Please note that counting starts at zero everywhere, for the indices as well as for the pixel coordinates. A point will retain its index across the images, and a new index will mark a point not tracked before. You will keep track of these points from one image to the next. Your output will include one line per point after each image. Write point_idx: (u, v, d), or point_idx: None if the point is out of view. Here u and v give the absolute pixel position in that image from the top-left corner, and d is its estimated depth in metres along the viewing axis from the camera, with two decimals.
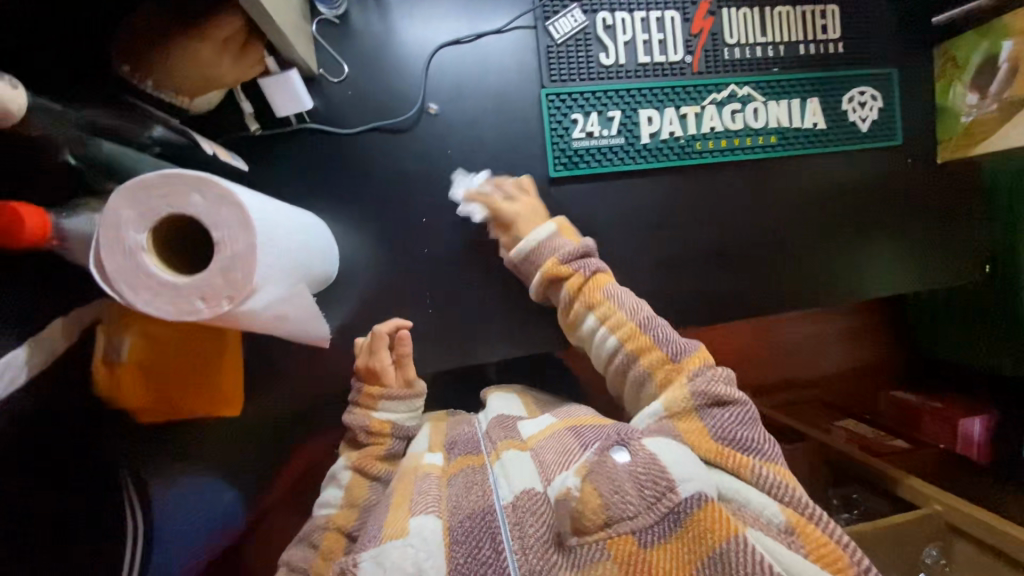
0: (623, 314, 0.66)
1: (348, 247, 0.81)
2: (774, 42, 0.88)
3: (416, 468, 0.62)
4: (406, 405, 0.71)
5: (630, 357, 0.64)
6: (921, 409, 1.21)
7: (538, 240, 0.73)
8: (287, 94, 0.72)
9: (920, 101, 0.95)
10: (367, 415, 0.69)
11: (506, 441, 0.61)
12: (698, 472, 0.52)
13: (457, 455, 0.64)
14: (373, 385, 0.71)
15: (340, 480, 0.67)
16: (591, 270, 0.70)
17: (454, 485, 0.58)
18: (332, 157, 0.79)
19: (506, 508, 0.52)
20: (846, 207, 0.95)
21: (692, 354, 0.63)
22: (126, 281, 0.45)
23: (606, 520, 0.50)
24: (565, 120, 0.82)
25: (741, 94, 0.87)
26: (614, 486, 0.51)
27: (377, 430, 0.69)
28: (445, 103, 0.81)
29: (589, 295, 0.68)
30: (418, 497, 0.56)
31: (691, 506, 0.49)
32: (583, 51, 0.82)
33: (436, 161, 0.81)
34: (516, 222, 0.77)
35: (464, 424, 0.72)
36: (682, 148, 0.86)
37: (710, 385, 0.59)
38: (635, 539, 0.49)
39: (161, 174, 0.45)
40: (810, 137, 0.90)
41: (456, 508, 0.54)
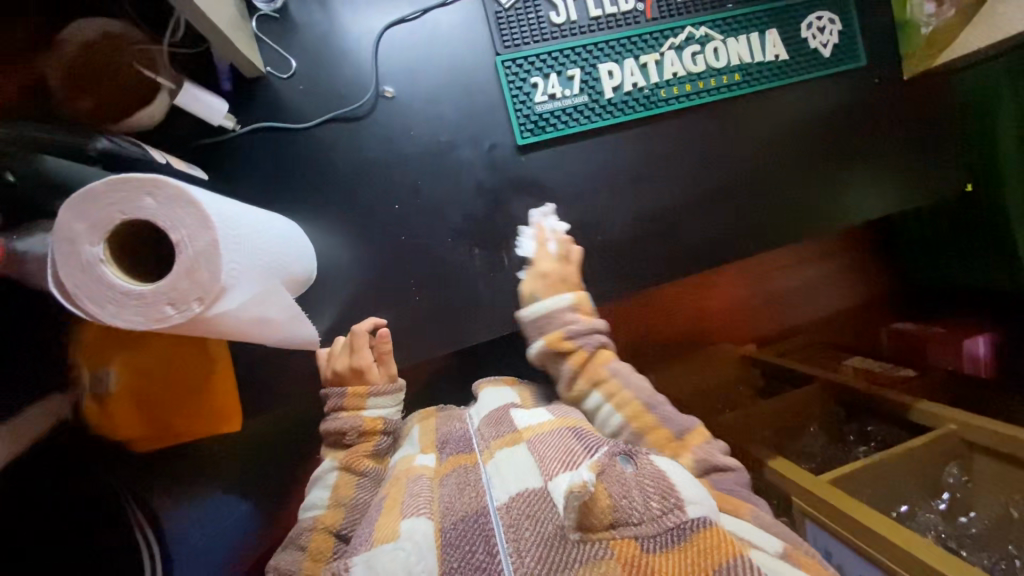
0: (628, 392, 0.68)
1: (323, 246, 0.79)
2: None
3: (407, 471, 0.62)
4: (393, 399, 0.71)
5: (637, 433, 0.65)
6: (925, 337, 1.19)
7: (549, 307, 0.72)
8: (202, 99, 0.68)
9: (880, 19, 0.93)
10: (356, 415, 0.68)
11: (502, 439, 0.60)
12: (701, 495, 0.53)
13: (449, 455, 0.63)
14: (359, 385, 0.69)
15: (326, 479, 0.65)
16: (595, 345, 0.71)
17: (445, 485, 0.58)
18: (292, 156, 0.77)
19: (500, 509, 0.51)
20: (819, 137, 0.94)
21: (695, 432, 0.66)
22: (89, 296, 0.44)
23: (612, 522, 0.48)
24: (524, 85, 0.81)
25: (699, 35, 0.85)
26: (624, 492, 0.50)
27: (368, 430, 0.67)
28: (401, 85, 0.79)
29: (596, 373, 0.69)
30: (409, 500, 0.55)
31: (697, 526, 0.49)
32: (532, 12, 0.81)
33: (399, 146, 0.80)
34: (545, 271, 0.76)
35: (455, 420, 0.71)
36: (647, 98, 0.85)
37: (708, 459, 0.63)
38: (637, 544, 0.48)
39: (108, 181, 0.43)
40: (774, 70, 0.89)
41: (449, 510, 0.53)
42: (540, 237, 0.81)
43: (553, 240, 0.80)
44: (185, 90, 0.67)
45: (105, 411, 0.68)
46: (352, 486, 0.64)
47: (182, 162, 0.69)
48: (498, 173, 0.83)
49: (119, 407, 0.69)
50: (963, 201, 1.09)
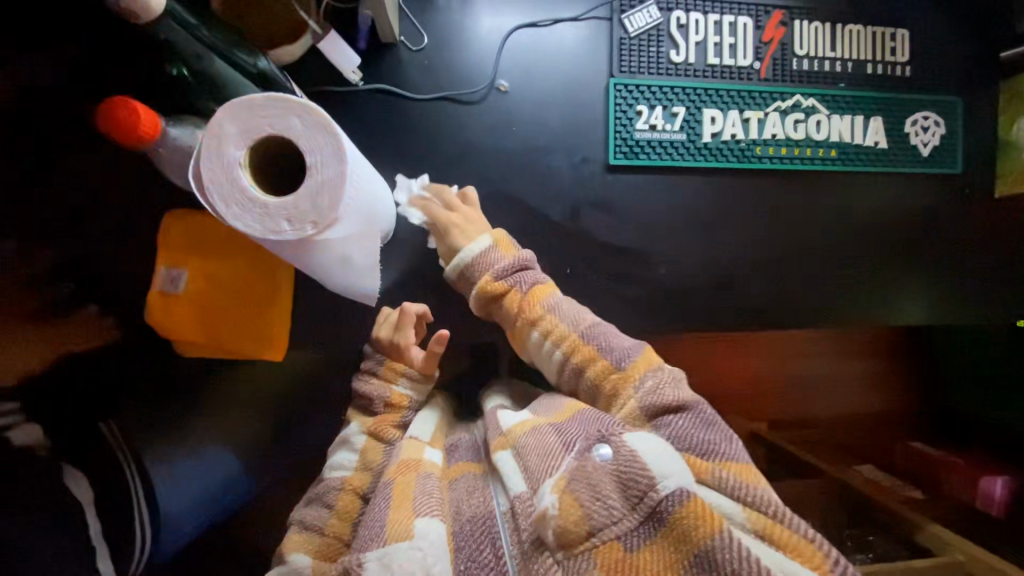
0: (563, 326, 0.64)
1: (404, 211, 0.83)
2: (843, 58, 0.88)
3: (417, 464, 0.62)
4: (425, 384, 0.72)
5: (579, 369, 0.63)
6: (940, 464, 1.14)
7: (472, 254, 0.69)
8: (339, 51, 0.74)
9: (982, 133, 0.94)
10: (387, 386, 0.70)
11: (493, 442, 0.61)
12: (675, 467, 0.49)
13: (456, 461, 0.66)
14: (397, 361, 0.72)
15: (354, 443, 0.68)
16: (528, 284, 0.68)
17: (454, 489, 0.61)
18: (399, 120, 0.81)
19: (505, 514, 0.55)
20: (895, 231, 0.94)
21: (639, 358, 0.61)
22: (220, 194, 0.47)
23: (590, 531, 0.48)
24: (629, 110, 0.84)
25: (806, 105, 0.87)
26: (596, 494, 0.49)
27: (393, 403, 0.70)
28: (515, 81, 0.83)
29: (529, 311, 0.65)
30: (420, 498, 0.57)
31: (673, 504, 0.47)
32: (655, 46, 0.84)
33: (497, 137, 0.83)
34: (452, 226, 0.74)
35: (463, 430, 0.74)
36: (742, 151, 0.87)
37: (656, 392, 0.57)
38: (621, 544, 0.48)
39: (268, 95, 0.47)
40: (870, 156, 0.90)
41: (458, 513, 0.57)
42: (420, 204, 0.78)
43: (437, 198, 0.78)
44: (329, 37, 0.73)
45: (165, 311, 0.72)
46: (379, 452, 0.67)
47: None
48: (581, 185, 0.85)
49: (180, 310, 0.72)
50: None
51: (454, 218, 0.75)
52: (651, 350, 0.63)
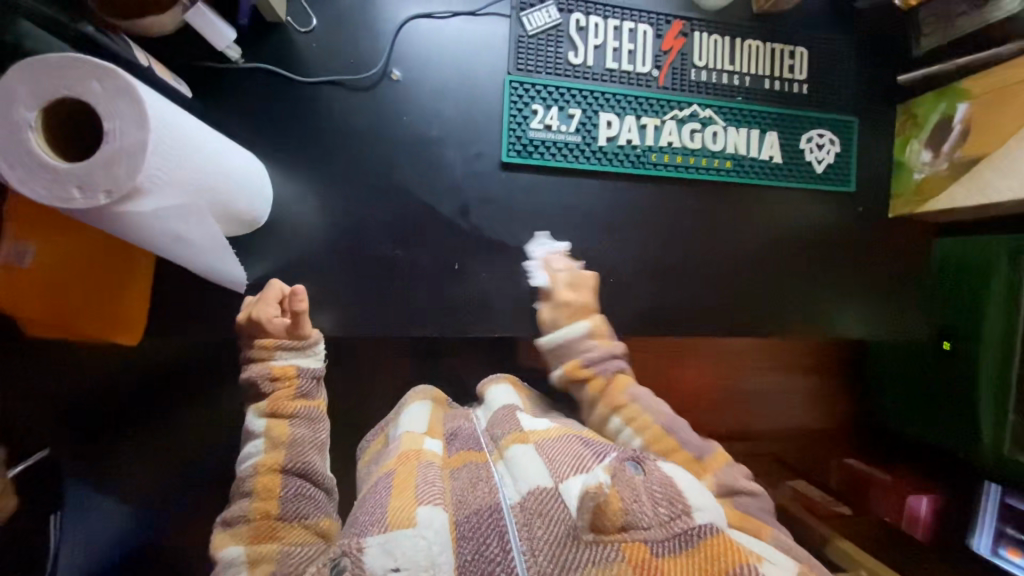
0: (649, 418, 0.69)
1: (285, 197, 0.80)
2: (741, 72, 0.90)
3: (417, 455, 0.66)
4: (305, 353, 0.72)
5: (657, 459, 0.66)
6: (872, 480, 1.16)
7: (568, 337, 0.76)
8: (210, 27, 0.69)
9: (877, 154, 0.96)
10: (265, 364, 0.69)
11: (509, 436, 0.65)
12: (708, 504, 0.56)
13: (456, 449, 0.70)
14: (269, 336, 0.71)
15: (256, 431, 0.67)
16: (613, 371, 0.73)
17: (455, 479, 0.63)
18: (285, 103, 0.79)
19: (512, 507, 0.55)
20: (793, 244, 0.95)
21: (713, 454, 0.67)
22: (5, 155, 0.44)
23: (623, 525, 0.52)
24: (525, 109, 0.83)
25: (703, 115, 0.88)
26: (634, 495, 0.54)
27: (278, 376, 0.69)
28: (409, 72, 0.81)
29: (617, 399, 0.71)
30: (423, 486, 0.59)
31: (705, 532, 0.52)
32: (553, 47, 0.84)
33: (389, 127, 0.81)
34: (559, 305, 0.79)
35: (461, 419, 0.79)
36: (638, 157, 0.87)
37: (734, 480, 0.64)
38: (648, 547, 0.51)
39: (63, 56, 0.44)
40: (766, 170, 0.92)
41: (462, 503, 0.57)
42: (549, 269, 0.82)
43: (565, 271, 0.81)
44: (198, 10, 0.68)
45: (9, 286, 0.67)
46: (286, 426, 0.67)
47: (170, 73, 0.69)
48: (475, 180, 0.84)
49: (23, 286, 0.68)
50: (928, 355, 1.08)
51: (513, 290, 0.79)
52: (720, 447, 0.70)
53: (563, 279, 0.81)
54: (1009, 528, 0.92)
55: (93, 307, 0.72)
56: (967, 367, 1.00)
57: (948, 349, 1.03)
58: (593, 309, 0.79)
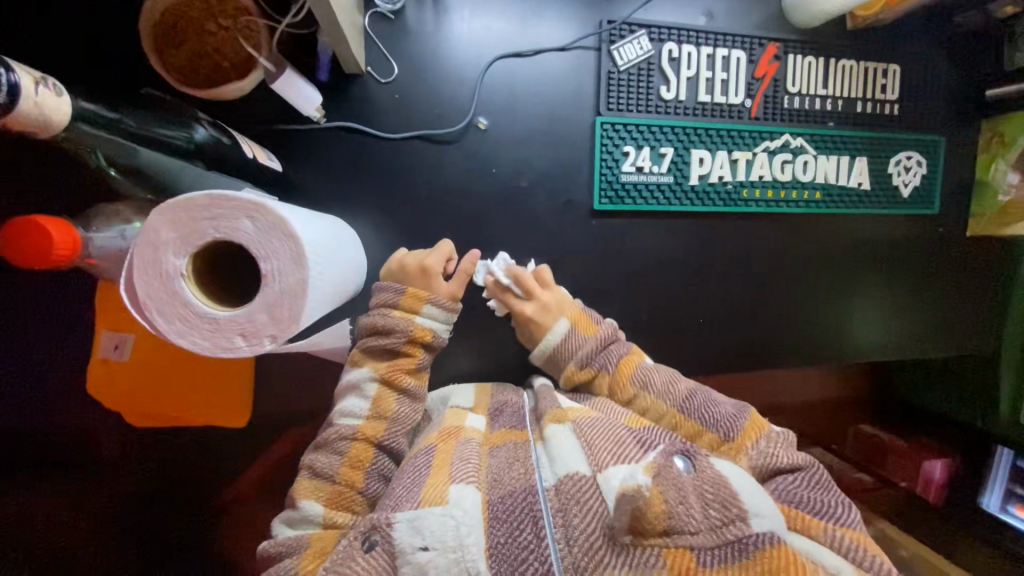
0: (661, 404, 0.59)
1: (377, 262, 0.77)
2: (834, 96, 0.85)
3: (457, 432, 0.59)
4: (451, 316, 0.64)
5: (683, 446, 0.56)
6: (889, 446, 1.04)
7: (551, 341, 0.66)
8: (297, 93, 0.64)
9: (960, 173, 0.94)
10: (409, 319, 0.61)
11: (547, 414, 0.58)
12: (772, 510, 0.46)
13: (500, 426, 0.62)
14: (421, 288, 0.62)
15: (362, 387, 0.60)
16: (615, 359, 0.64)
17: (495, 457, 0.55)
18: (368, 161, 0.73)
19: (548, 491, 0.48)
20: (873, 268, 0.95)
21: (746, 422, 0.55)
22: (159, 308, 0.41)
23: (666, 529, 0.44)
24: (616, 151, 0.79)
25: (794, 145, 0.85)
26: (680, 497, 0.45)
27: (416, 338, 0.61)
28: (494, 117, 0.76)
29: (620, 393, 0.61)
30: (458, 464, 0.52)
31: (762, 542, 0.44)
32: (644, 81, 0.78)
33: (476, 177, 0.77)
34: (530, 319, 0.70)
35: (510, 393, 0.71)
36: (729, 194, 0.84)
37: (770, 455, 0.53)
38: (693, 556, 0.44)
39: (210, 195, 0.40)
40: (853, 197, 0.89)
41: (496, 483, 0.50)
42: (496, 289, 0.75)
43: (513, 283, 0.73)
44: (284, 76, 0.62)
45: (111, 381, 0.67)
46: (392, 401, 0.60)
47: (262, 149, 0.66)
48: (565, 229, 0.81)
49: (123, 381, 0.67)
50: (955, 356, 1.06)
51: (529, 307, 0.71)
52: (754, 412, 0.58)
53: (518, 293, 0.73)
54: (1019, 488, 0.90)
55: (184, 398, 0.69)
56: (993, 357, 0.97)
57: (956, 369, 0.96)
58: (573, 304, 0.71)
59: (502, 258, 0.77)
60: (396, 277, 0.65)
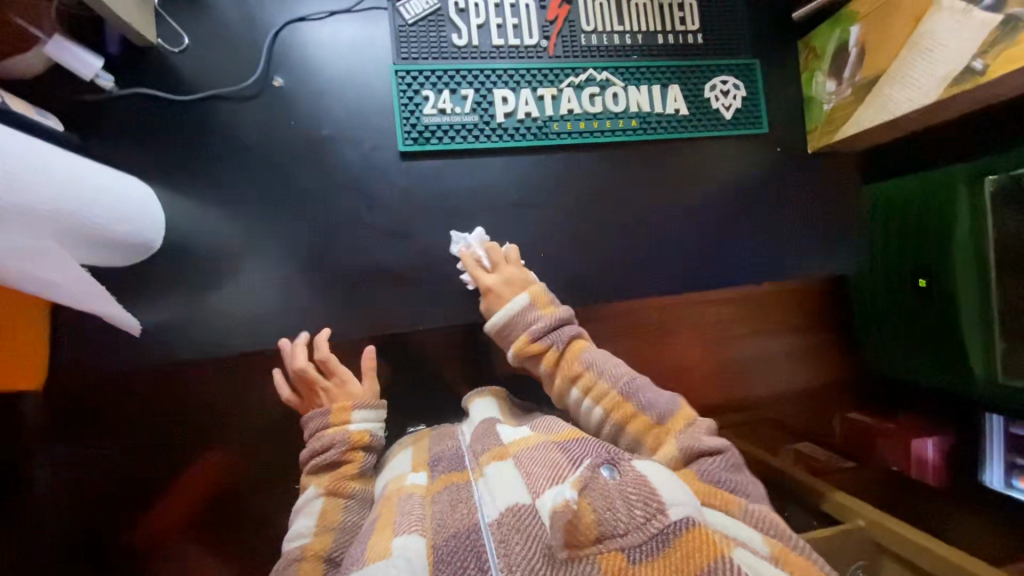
0: (604, 383, 0.63)
1: (185, 221, 0.79)
2: (632, 31, 0.90)
3: (400, 489, 0.58)
4: (379, 412, 0.72)
5: (619, 427, 0.61)
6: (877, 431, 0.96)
7: (508, 315, 0.70)
8: (74, 58, 0.69)
9: (787, 92, 0.95)
10: (343, 429, 0.68)
11: (489, 452, 0.57)
12: (685, 495, 0.47)
13: (440, 473, 0.59)
14: (345, 399, 0.71)
15: (313, 507, 0.62)
16: (566, 338, 0.67)
17: (438, 502, 0.54)
18: (170, 125, 0.78)
19: (490, 526, 0.47)
20: (717, 192, 0.94)
21: (678, 411, 0.61)
22: None
23: (597, 536, 0.44)
24: (415, 96, 0.82)
25: (600, 78, 0.88)
26: (608, 503, 0.45)
27: (355, 443, 0.67)
28: (292, 76, 0.81)
29: (568, 367, 0.65)
30: (401, 517, 0.51)
31: (681, 529, 0.44)
32: (435, 31, 0.83)
33: (281, 133, 0.81)
34: (493, 291, 0.74)
35: (447, 437, 0.68)
36: (539, 129, 0.86)
37: (696, 439, 0.57)
38: (625, 556, 0.43)
39: None
40: (673, 123, 0.91)
41: (441, 526, 0.49)
42: (471, 262, 0.78)
43: (487, 257, 0.77)
44: (58, 44, 0.68)
45: None
46: (340, 509, 0.62)
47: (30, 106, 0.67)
48: (376, 175, 0.83)
49: None
50: (913, 305, 0.95)
51: (492, 278, 0.75)
52: (685, 403, 0.63)
53: (487, 266, 0.77)
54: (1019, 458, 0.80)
55: None
56: (940, 306, 0.91)
57: (924, 286, 0.93)
58: (530, 279, 0.74)
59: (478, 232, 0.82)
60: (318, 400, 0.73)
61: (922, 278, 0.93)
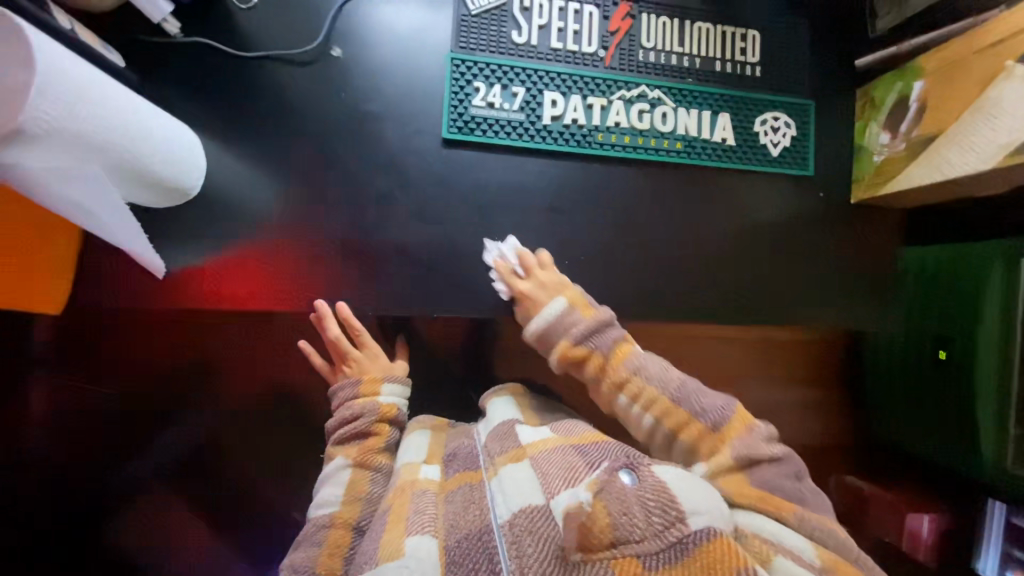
0: (655, 389, 0.64)
1: (224, 174, 0.79)
2: (691, 54, 0.89)
3: (415, 483, 0.63)
4: (406, 389, 0.76)
5: (672, 432, 0.63)
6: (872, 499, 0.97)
7: (548, 318, 0.72)
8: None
9: (838, 138, 0.94)
10: (373, 400, 0.72)
11: (505, 453, 0.60)
12: (707, 503, 0.49)
13: (455, 471, 0.65)
14: (374, 372, 0.75)
15: (338, 478, 0.67)
16: (611, 343, 0.69)
17: (451, 501, 0.60)
18: (226, 78, 0.79)
19: (502, 527, 0.52)
20: (751, 228, 0.92)
21: (734, 416, 0.62)
22: None
23: (613, 541, 0.47)
24: (467, 86, 0.83)
25: (652, 96, 0.87)
26: (624, 508, 0.48)
27: (384, 414, 0.72)
28: (350, 49, 0.82)
29: (617, 374, 0.66)
30: (414, 517, 0.57)
31: (700, 539, 0.46)
32: (496, 25, 0.84)
33: (330, 103, 0.82)
34: (528, 297, 0.77)
35: (465, 436, 0.73)
36: (583, 137, 0.86)
37: (754, 447, 0.59)
38: (640, 562, 0.47)
39: None
40: (718, 152, 0.90)
41: (453, 527, 0.55)
42: (505, 271, 0.81)
43: (522, 266, 0.81)
44: None
45: None
46: (366, 480, 0.67)
47: (99, 40, 0.69)
48: (416, 158, 0.83)
49: None
50: (929, 373, 0.93)
51: (528, 284, 0.78)
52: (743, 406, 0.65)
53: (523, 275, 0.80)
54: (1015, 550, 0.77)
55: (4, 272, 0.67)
56: (958, 380, 0.88)
57: (944, 359, 0.90)
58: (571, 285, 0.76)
59: (512, 242, 0.84)
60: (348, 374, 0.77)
61: (942, 349, 0.91)
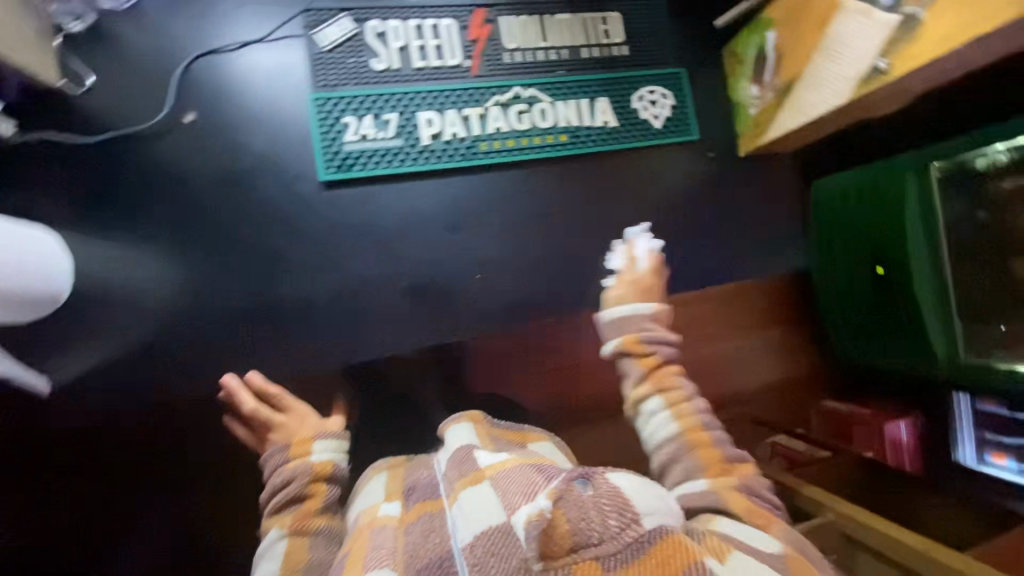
0: (688, 402, 0.57)
1: (96, 265, 0.75)
2: (556, 46, 0.90)
3: (373, 526, 0.54)
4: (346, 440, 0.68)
5: (685, 450, 0.55)
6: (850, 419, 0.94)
7: (631, 312, 0.62)
8: None
9: (715, 98, 0.96)
10: (304, 460, 0.63)
11: (462, 477, 0.50)
12: (656, 499, 0.46)
13: (415, 502, 0.56)
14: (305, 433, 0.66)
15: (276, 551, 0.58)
16: (666, 350, 0.61)
17: (411, 534, 0.51)
18: (75, 166, 0.75)
19: (464, 551, 0.44)
20: (652, 201, 0.93)
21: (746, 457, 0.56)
22: None
23: (572, 546, 0.40)
24: (336, 123, 0.81)
25: (526, 95, 0.88)
26: (583, 513, 0.41)
27: (318, 473, 0.63)
28: (206, 110, 0.79)
29: (666, 379, 0.58)
30: (371, 554, 0.49)
31: (655, 537, 0.42)
32: (353, 57, 0.82)
33: (197, 168, 0.78)
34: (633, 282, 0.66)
35: (424, 468, 0.63)
36: (467, 149, 0.85)
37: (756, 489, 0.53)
38: (600, 565, 0.40)
39: None
40: (603, 135, 0.91)
41: (414, 558, 0.47)
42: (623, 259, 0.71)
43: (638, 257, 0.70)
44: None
45: None
46: (305, 549, 0.58)
47: None
48: (300, 205, 0.81)
49: None
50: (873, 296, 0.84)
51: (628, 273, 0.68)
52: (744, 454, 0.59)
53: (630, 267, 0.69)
54: (989, 433, 0.80)
55: None
56: (902, 298, 0.80)
57: (883, 276, 0.82)
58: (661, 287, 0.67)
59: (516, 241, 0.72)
60: (278, 438, 0.68)
61: (880, 266, 0.82)
